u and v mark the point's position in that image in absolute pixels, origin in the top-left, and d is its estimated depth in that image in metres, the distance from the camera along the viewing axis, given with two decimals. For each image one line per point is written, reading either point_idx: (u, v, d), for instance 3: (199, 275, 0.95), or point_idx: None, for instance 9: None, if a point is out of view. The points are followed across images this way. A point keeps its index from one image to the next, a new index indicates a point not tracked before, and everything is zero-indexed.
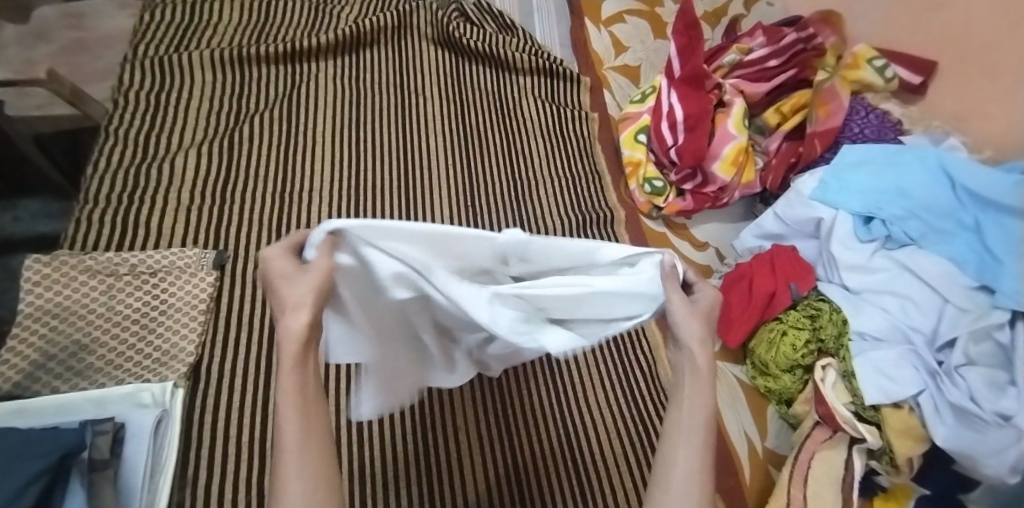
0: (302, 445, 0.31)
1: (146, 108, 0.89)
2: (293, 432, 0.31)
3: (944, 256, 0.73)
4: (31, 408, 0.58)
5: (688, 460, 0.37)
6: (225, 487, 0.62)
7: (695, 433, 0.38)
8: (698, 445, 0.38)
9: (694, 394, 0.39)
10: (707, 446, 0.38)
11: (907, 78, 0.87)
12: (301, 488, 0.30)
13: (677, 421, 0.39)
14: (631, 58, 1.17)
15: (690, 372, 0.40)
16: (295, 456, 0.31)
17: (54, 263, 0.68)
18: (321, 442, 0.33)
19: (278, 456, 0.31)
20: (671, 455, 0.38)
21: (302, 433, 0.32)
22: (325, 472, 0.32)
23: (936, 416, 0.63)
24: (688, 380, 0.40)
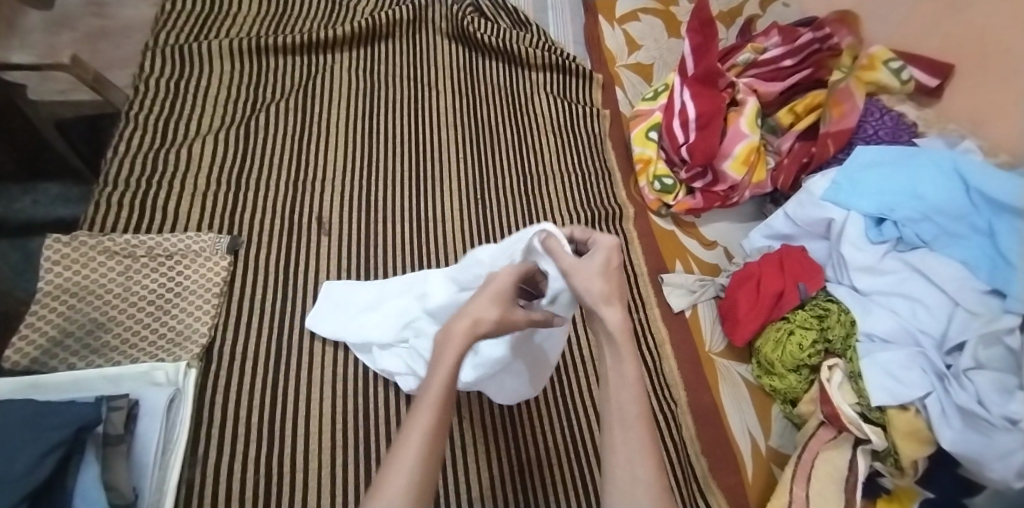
0: (430, 434, 0.40)
1: (166, 95, 0.91)
2: (423, 423, 0.40)
3: (956, 260, 0.73)
4: (48, 383, 0.60)
5: (629, 439, 0.41)
6: (235, 466, 0.64)
7: (631, 413, 0.42)
8: (634, 426, 0.41)
9: (621, 377, 0.43)
10: (646, 427, 0.42)
11: (923, 80, 0.86)
12: (417, 465, 0.38)
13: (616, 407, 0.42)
14: (645, 56, 1.17)
15: (612, 352, 0.43)
16: (421, 441, 0.39)
17: (74, 243, 0.70)
18: (441, 438, 0.41)
19: (409, 435, 0.40)
20: (614, 439, 0.41)
21: (434, 425, 0.40)
22: (434, 463, 0.40)
23: (942, 419, 0.63)
24: (611, 362, 0.44)
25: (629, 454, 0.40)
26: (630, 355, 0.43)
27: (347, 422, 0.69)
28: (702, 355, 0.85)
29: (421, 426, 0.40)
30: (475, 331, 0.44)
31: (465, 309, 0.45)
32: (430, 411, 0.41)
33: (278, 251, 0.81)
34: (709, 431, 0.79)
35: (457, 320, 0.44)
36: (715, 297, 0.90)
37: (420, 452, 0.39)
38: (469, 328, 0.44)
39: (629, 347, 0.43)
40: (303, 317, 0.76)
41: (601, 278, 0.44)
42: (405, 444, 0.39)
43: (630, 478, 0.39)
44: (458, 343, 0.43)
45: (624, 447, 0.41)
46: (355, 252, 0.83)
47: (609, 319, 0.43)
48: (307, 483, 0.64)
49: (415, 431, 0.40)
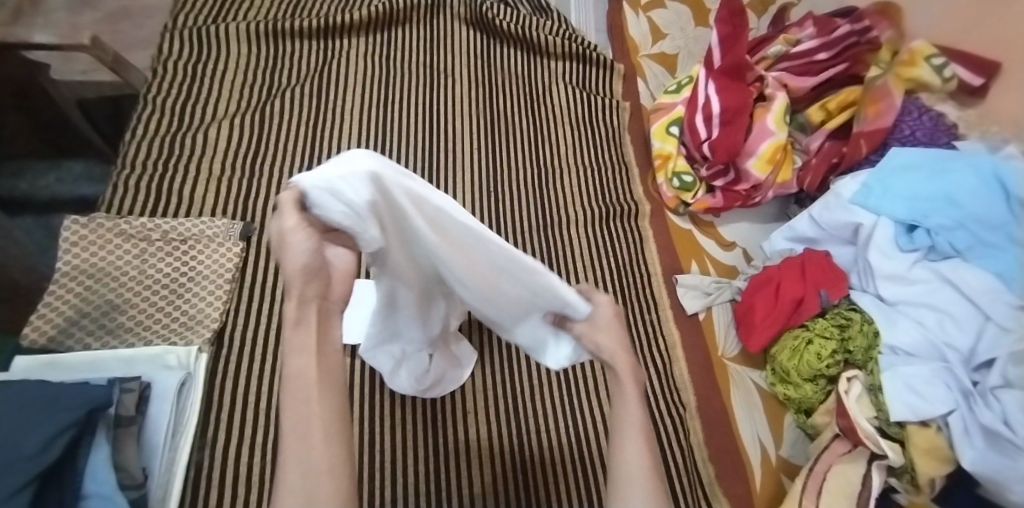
0: (301, 436, 0.34)
1: (183, 78, 0.91)
2: (292, 416, 0.35)
3: (989, 271, 0.69)
4: (65, 362, 0.61)
5: (628, 448, 0.43)
6: (240, 450, 0.65)
7: (629, 424, 0.44)
8: (632, 436, 0.43)
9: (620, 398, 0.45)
10: (644, 438, 0.43)
11: (966, 77, 0.78)
12: (301, 476, 0.33)
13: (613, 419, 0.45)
14: (670, 45, 1.13)
15: (613, 380, 0.46)
16: (292, 447, 0.34)
17: (91, 225, 0.71)
18: (324, 429, 0.35)
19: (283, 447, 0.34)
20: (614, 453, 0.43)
21: (303, 416, 0.35)
22: (328, 458, 0.34)
23: (964, 438, 0.60)
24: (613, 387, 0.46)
25: (629, 460, 0.42)
26: (627, 377, 0.45)
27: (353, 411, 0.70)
28: (714, 359, 0.83)
29: (289, 430, 0.34)
30: (306, 266, 0.36)
31: (281, 246, 0.36)
32: (305, 385, 0.36)
33: None
34: (718, 437, 0.77)
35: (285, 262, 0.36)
36: (731, 300, 0.87)
37: (305, 437, 0.34)
38: (302, 264, 0.36)
39: (630, 374, 0.45)
40: None
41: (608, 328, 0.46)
42: (290, 432, 0.34)
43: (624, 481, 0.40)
44: (297, 284, 0.36)
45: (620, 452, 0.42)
46: None
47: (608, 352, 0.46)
48: None
49: (296, 414, 0.35)
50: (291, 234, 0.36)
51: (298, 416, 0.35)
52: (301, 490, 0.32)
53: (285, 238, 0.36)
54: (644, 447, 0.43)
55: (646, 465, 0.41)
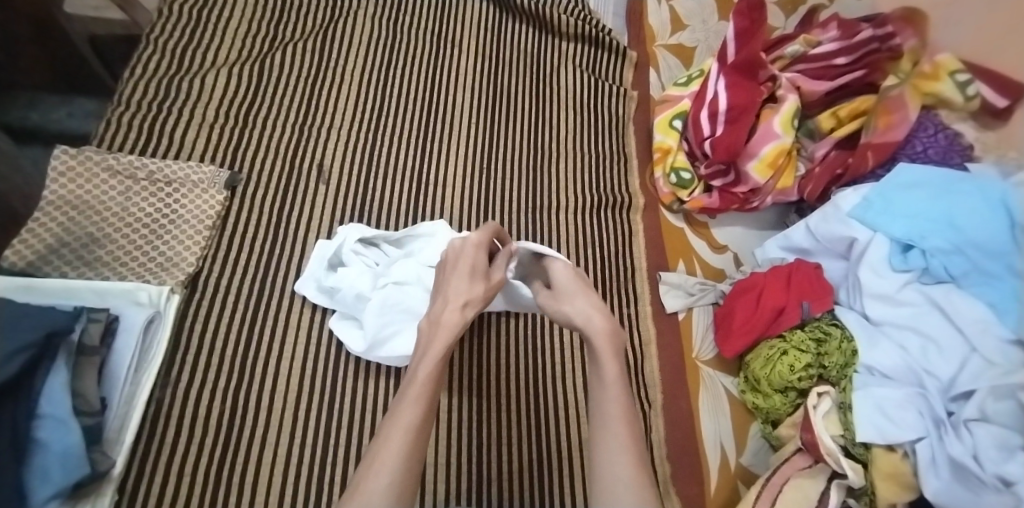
0: (410, 432, 0.46)
1: (189, 22, 0.91)
2: (405, 420, 0.47)
3: (982, 301, 0.66)
4: (38, 287, 0.63)
5: (609, 439, 0.47)
6: (203, 392, 0.66)
7: (609, 412, 0.49)
8: (615, 423, 0.48)
9: (602, 380, 0.52)
10: (626, 423, 0.48)
11: (990, 98, 0.71)
12: (401, 460, 0.44)
13: (600, 412, 0.50)
14: (688, 37, 1.09)
15: (595, 362, 0.54)
16: (402, 437, 0.45)
17: (80, 157, 0.72)
18: (422, 438, 0.47)
19: (391, 434, 0.46)
20: (598, 442, 0.47)
21: (415, 421, 0.47)
22: (415, 463, 0.45)
23: (930, 468, 0.59)
24: (597, 373, 0.53)
25: (609, 451, 0.46)
26: (608, 358, 0.53)
27: (317, 367, 0.71)
28: (687, 360, 0.81)
29: (404, 422, 0.47)
30: (460, 318, 0.56)
31: (450, 296, 0.58)
32: (413, 407, 0.48)
33: (275, 192, 0.81)
34: (680, 437, 0.76)
35: (443, 313, 0.57)
36: (713, 303, 0.85)
37: (404, 450, 0.45)
38: (460, 313, 0.57)
39: (607, 352, 0.53)
40: (290, 260, 0.77)
41: (579, 293, 0.59)
42: (391, 438, 0.45)
43: (610, 472, 0.44)
44: (444, 333, 0.55)
45: (605, 442, 0.47)
46: (351, 203, 0.83)
47: (592, 329, 0.55)
48: (269, 420, 0.67)
49: (399, 430, 0.46)
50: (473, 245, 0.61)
51: (401, 433, 0.46)
52: (398, 473, 0.43)
53: (454, 292, 0.58)
54: (627, 433, 0.47)
55: (628, 453, 0.45)
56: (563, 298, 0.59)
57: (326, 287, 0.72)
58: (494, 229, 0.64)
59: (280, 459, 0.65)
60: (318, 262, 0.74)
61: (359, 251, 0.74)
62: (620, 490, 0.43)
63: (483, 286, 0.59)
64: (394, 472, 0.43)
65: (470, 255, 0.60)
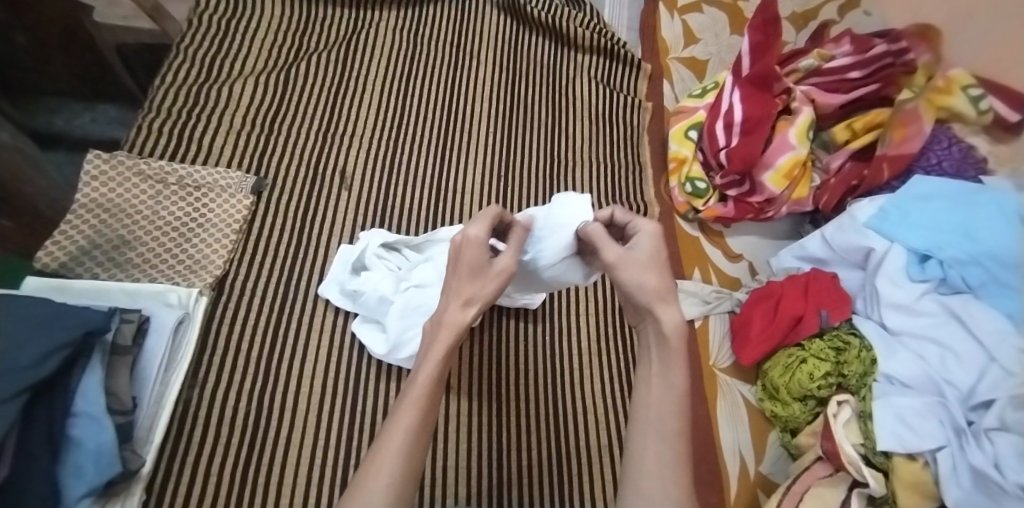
0: (408, 436, 0.42)
1: (216, 32, 0.93)
2: (405, 423, 0.43)
3: (1000, 312, 0.66)
4: (72, 288, 0.64)
5: (662, 450, 0.42)
6: (227, 394, 0.67)
7: (670, 426, 0.43)
8: (669, 437, 0.43)
9: (666, 385, 0.45)
10: (681, 439, 0.43)
11: (1003, 113, 0.72)
12: (399, 464, 0.41)
13: (650, 411, 0.44)
14: (701, 50, 1.11)
15: (660, 357, 0.46)
16: (399, 443, 0.42)
17: (112, 162, 0.73)
18: (422, 441, 0.43)
19: (387, 439, 0.42)
20: (646, 445, 0.43)
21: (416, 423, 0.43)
22: (414, 467, 0.42)
23: (952, 477, 0.59)
24: (658, 366, 0.46)
25: (659, 462, 0.42)
26: (678, 362, 0.45)
27: (339, 371, 0.71)
28: (705, 367, 0.82)
29: (403, 424, 0.43)
30: (463, 318, 0.47)
31: (451, 297, 0.48)
32: (413, 408, 0.43)
33: (299, 198, 0.82)
34: (700, 442, 0.76)
35: (445, 311, 0.47)
36: (730, 311, 0.86)
37: (403, 452, 0.41)
38: (461, 316, 0.47)
39: (679, 356, 0.45)
40: (314, 264, 0.78)
41: (655, 270, 0.47)
42: (389, 443, 0.42)
43: (654, 476, 0.41)
44: (447, 333, 0.47)
45: (653, 445, 0.43)
46: (374, 209, 0.84)
47: (666, 319, 0.45)
48: (293, 422, 0.67)
49: (398, 432, 0.42)
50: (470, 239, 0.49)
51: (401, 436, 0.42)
52: (394, 478, 0.40)
53: (455, 291, 0.48)
54: (681, 445, 0.43)
55: (678, 470, 0.42)
56: (638, 268, 0.47)
57: (349, 290, 0.73)
58: (495, 215, 0.51)
59: (305, 461, 0.65)
60: (341, 267, 0.76)
61: (382, 255, 0.75)
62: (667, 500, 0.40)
63: (493, 283, 0.48)
64: (391, 475, 0.40)
65: (470, 255, 0.48)
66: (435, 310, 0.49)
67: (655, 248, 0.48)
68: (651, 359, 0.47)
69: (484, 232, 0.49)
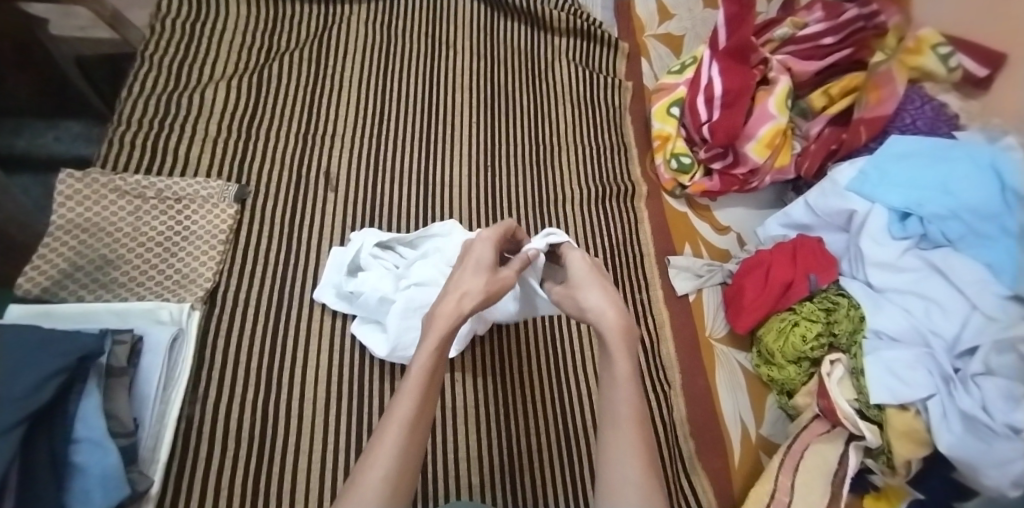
0: (405, 429, 0.42)
1: (182, 37, 0.90)
2: (401, 417, 0.43)
3: (980, 262, 0.68)
4: (57, 313, 0.62)
5: (619, 440, 0.43)
6: (229, 407, 0.66)
7: (622, 415, 0.44)
8: (625, 426, 0.44)
9: (612, 377, 0.47)
10: (637, 426, 0.44)
11: (972, 68, 0.76)
12: (395, 460, 0.41)
13: (608, 410, 0.45)
14: (676, 26, 1.12)
15: (604, 354, 0.48)
16: (395, 437, 0.42)
17: (86, 180, 0.71)
18: (419, 433, 0.44)
19: (384, 435, 0.42)
20: (608, 441, 0.43)
21: (412, 414, 0.44)
22: (412, 461, 0.42)
23: (942, 422, 0.61)
24: (605, 365, 0.48)
25: (619, 453, 0.42)
26: (621, 354, 0.47)
27: (341, 375, 0.71)
28: (701, 339, 0.84)
29: (399, 417, 0.43)
30: (457, 309, 0.50)
31: (451, 290, 0.51)
32: (408, 400, 0.44)
33: (284, 204, 0.81)
34: (701, 413, 0.78)
35: (440, 304, 0.50)
36: (722, 283, 0.88)
37: (398, 447, 0.41)
38: (456, 305, 0.50)
39: (619, 347, 0.47)
40: (306, 270, 0.77)
41: (598, 283, 0.52)
42: (384, 439, 0.42)
43: (618, 471, 0.41)
44: (441, 323, 0.48)
45: (613, 441, 0.43)
46: (362, 208, 0.83)
47: (605, 321, 0.49)
48: (298, 429, 0.66)
49: (394, 426, 0.42)
50: (479, 245, 0.56)
51: (396, 428, 0.42)
52: (392, 472, 0.40)
53: (456, 286, 0.52)
54: (637, 433, 0.43)
55: (639, 458, 0.42)
56: (580, 291, 0.52)
57: (345, 292, 0.73)
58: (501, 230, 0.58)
59: (313, 467, 0.64)
60: (335, 269, 0.75)
61: (376, 254, 0.74)
62: (630, 493, 0.39)
63: (486, 280, 0.52)
64: (387, 471, 0.40)
65: (477, 253, 0.55)
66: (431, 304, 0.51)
67: (585, 269, 0.54)
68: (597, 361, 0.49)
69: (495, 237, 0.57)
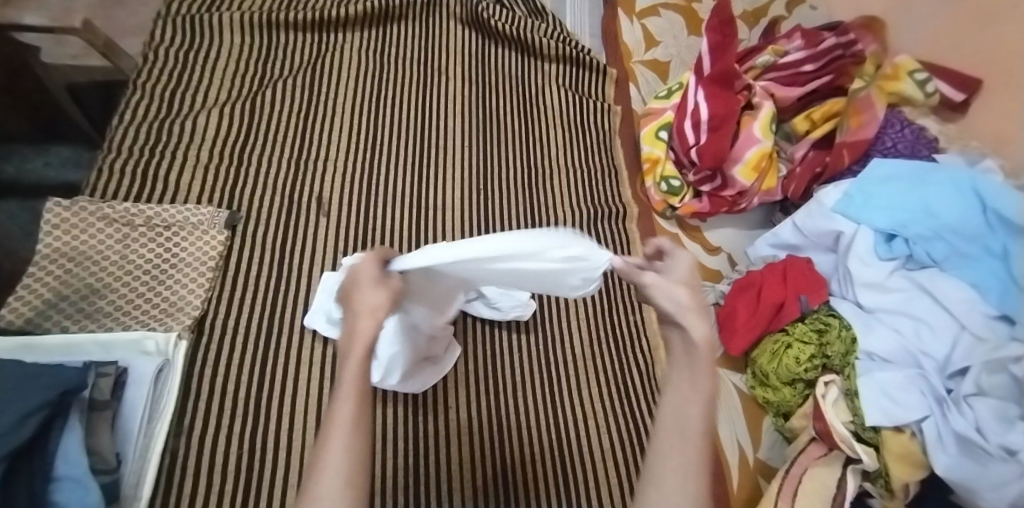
0: (357, 411, 0.35)
1: (176, 65, 0.91)
2: (347, 401, 0.35)
3: (965, 281, 0.70)
4: (39, 345, 0.60)
5: (685, 455, 0.37)
6: (216, 439, 0.64)
7: (694, 430, 0.38)
8: (691, 442, 0.38)
9: (691, 386, 0.40)
10: (704, 446, 0.38)
11: (948, 93, 0.80)
12: (348, 445, 0.34)
13: (672, 419, 0.39)
14: (662, 52, 1.14)
15: (688, 361, 0.40)
16: (347, 422, 0.35)
17: (73, 208, 0.70)
18: (369, 414, 0.36)
19: (334, 418, 0.35)
20: (669, 452, 0.38)
21: (360, 398, 0.36)
22: (364, 451, 0.35)
23: (937, 444, 0.61)
24: (681, 367, 0.41)
25: (680, 466, 0.37)
26: (707, 367, 0.40)
27: (332, 403, 0.69)
28: None
29: (346, 402, 0.36)
30: (381, 319, 0.40)
31: (359, 305, 0.40)
32: (351, 383, 0.36)
33: (276, 230, 0.81)
34: None
35: (359, 315, 0.40)
36: (714, 304, 0.88)
37: (350, 446, 0.34)
38: (398, 285, 0.42)
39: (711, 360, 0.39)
40: (297, 296, 0.76)
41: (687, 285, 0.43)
42: (335, 425, 0.34)
43: (677, 490, 0.36)
44: (369, 328, 0.39)
45: (674, 452, 0.38)
46: (353, 233, 0.83)
47: (698, 331, 0.39)
48: (287, 460, 0.65)
49: (340, 412, 0.35)
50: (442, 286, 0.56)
51: (345, 428, 0.34)
52: (349, 465, 0.33)
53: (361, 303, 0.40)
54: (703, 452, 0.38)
55: (700, 477, 0.37)
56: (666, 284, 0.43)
57: (334, 319, 0.71)
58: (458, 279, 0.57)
59: None
60: (325, 295, 0.74)
61: None
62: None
63: (396, 295, 0.42)
64: (342, 463, 0.33)
65: (368, 268, 0.42)
66: (345, 320, 0.41)
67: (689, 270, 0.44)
68: (676, 355, 0.42)
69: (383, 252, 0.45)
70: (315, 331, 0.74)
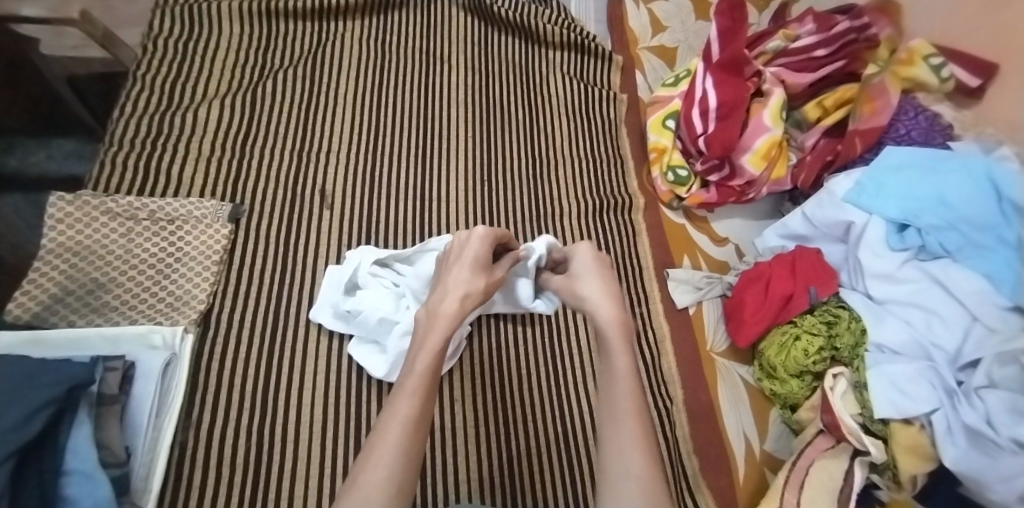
0: (410, 424, 0.40)
1: (175, 56, 0.90)
2: (405, 411, 0.40)
3: (979, 273, 0.68)
4: (47, 339, 0.61)
5: (618, 433, 0.41)
6: (225, 432, 0.65)
7: (620, 408, 0.43)
8: (624, 418, 0.42)
9: (610, 374, 0.46)
10: (637, 419, 0.42)
11: (964, 79, 0.77)
12: (399, 454, 0.38)
13: (609, 406, 0.44)
14: (669, 38, 1.12)
15: (603, 349, 0.48)
16: (399, 431, 0.39)
17: (77, 202, 0.70)
18: (423, 430, 0.41)
19: (389, 426, 0.39)
20: (608, 436, 0.42)
21: (417, 413, 0.41)
22: (414, 461, 0.39)
23: (947, 437, 0.60)
24: (605, 359, 0.47)
25: (619, 444, 0.41)
26: (620, 349, 0.47)
27: (339, 396, 0.70)
28: (703, 353, 0.83)
29: (401, 414, 0.40)
30: (459, 310, 0.49)
31: (451, 287, 0.50)
32: (411, 399, 0.41)
33: (279, 223, 0.80)
34: (704, 429, 0.78)
35: (441, 303, 0.49)
36: (721, 295, 0.87)
37: (402, 444, 0.38)
38: (458, 307, 0.49)
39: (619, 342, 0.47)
40: (301, 289, 0.76)
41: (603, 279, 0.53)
42: (388, 434, 0.39)
43: (620, 470, 0.39)
44: (441, 324, 0.47)
45: (612, 433, 0.42)
46: (357, 226, 0.82)
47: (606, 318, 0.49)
48: (294, 454, 0.65)
49: (396, 423, 0.40)
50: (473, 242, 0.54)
51: (399, 426, 0.39)
52: (398, 472, 0.37)
53: (455, 284, 0.51)
54: (637, 428, 0.42)
55: (639, 450, 0.40)
56: (581, 282, 0.54)
57: (342, 312, 0.72)
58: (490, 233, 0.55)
59: (310, 492, 0.62)
60: (332, 288, 0.74)
61: (375, 272, 0.73)
62: (629, 486, 0.38)
63: (485, 283, 0.52)
64: (392, 468, 0.37)
65: (475, 248, 0.53)
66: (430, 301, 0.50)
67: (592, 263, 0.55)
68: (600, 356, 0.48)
69: (490, 232, 0.55)
70: (320, 325, 0.74)
